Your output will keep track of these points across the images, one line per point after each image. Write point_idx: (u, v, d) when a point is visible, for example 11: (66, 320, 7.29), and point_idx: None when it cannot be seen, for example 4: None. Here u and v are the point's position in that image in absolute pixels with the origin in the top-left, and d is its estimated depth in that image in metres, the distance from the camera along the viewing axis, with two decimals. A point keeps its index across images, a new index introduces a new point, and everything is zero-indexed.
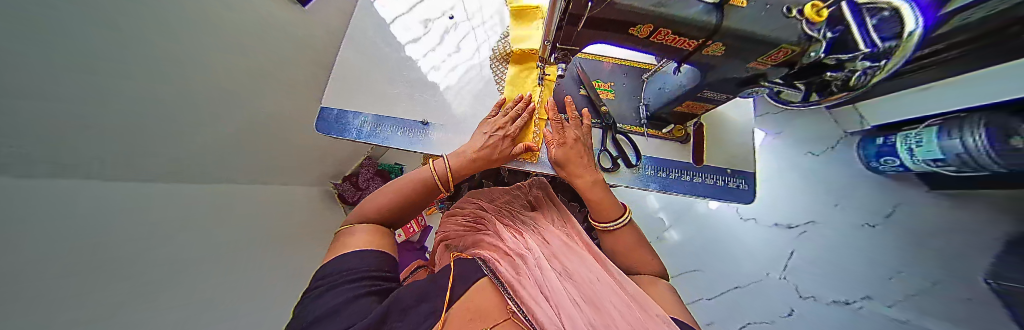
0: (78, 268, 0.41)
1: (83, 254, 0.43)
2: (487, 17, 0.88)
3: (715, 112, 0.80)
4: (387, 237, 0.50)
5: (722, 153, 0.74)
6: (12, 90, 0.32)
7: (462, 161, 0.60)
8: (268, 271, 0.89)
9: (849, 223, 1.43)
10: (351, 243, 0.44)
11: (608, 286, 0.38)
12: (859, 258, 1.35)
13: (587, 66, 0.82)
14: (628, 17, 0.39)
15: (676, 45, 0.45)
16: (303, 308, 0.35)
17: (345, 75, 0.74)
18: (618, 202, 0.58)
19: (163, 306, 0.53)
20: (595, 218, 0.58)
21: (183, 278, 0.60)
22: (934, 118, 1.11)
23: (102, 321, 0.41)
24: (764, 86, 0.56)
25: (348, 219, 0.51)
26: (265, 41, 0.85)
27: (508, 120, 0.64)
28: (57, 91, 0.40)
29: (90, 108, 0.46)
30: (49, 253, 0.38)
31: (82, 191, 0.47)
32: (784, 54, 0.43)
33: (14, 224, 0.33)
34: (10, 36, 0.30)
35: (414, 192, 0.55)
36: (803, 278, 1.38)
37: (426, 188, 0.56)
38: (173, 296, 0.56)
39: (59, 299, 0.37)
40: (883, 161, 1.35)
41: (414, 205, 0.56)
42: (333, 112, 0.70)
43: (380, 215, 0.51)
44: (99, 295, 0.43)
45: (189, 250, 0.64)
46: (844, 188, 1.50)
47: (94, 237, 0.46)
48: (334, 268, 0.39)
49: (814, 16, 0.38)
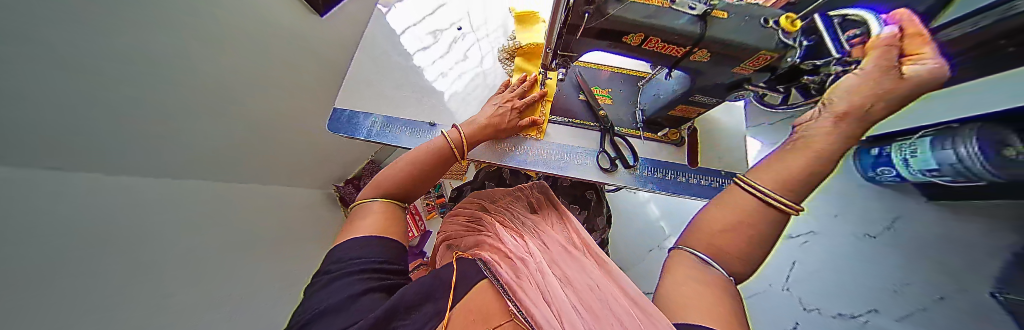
0: (44, 261, 0.41)
1: (39, 244, 0.41)
2: (492, 29, 0.94)
3: (707, 117, 0.83)
4: (399, 215, 0.52)
5: (718, 157, 0.77)
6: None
7: (473, 129, 0.63)
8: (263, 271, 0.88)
9: (850, 234, 1.42)
10: (360, 228, 0.45)
11: (605, 292, 0.39)
12: (861, 270, 1.33)
13: (586, 73, 0.86)
14: (623, 26, 0.43)
15: (665, 52, 0.48)
16: (311, 296, 0.36)
17: (357, 79, 0.79)
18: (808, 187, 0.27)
19: (145, 302, 0.52)
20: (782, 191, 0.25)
21: (171, 273, 0.59)
22: (928, 128, 1.14)
23: (71, 312, 0.41)
24: (750, 89, 0.58)
25: (362, 197, 0.52)
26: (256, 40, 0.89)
27: (515, 95, 0.68)
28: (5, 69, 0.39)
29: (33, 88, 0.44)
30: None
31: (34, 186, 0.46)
32: (764, 59, 0.46)
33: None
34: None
35: (426, 164, 0.56)
36: (808, 288, 1.34)
37: (440, 155, 0.58)
38: (158, 294, 0.55)
39: (17, 284, 0.36)
40: (880, 171, 1.37)
41: (426, 177, 0.56)
42: (345, 113, 0.73)
43: (395, 193, 0.53)
44: (61, 284, 0.41)
45: (172, 245, 0.63)
46: (842, 197, 1.51)
47: (60, 227, 0.46)
48: (343, 255, 0.40)
49: (789, 26, 0.42)
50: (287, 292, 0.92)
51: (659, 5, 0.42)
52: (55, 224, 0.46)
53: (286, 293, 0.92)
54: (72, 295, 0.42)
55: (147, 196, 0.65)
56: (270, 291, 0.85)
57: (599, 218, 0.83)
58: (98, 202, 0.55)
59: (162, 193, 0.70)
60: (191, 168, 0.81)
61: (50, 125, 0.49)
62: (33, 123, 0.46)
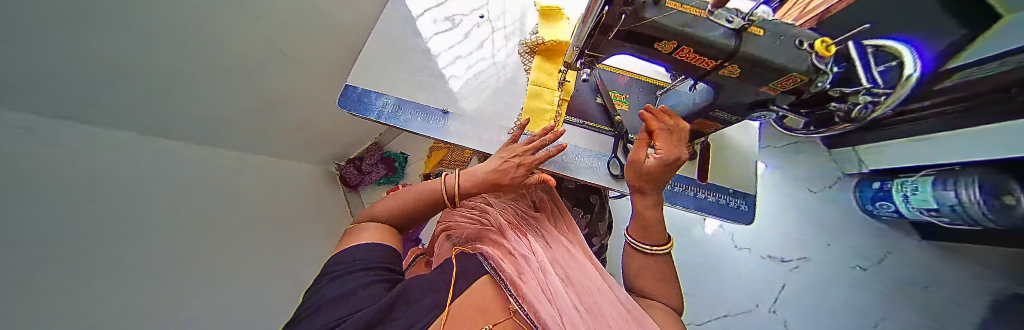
0: (59, 213, 0.41)
1: (55, 197, 0.41)
2: (510, 21, 0.92)
3: (721, 134, 0.83)
4: (397, 236, 0.53)
5: (726, 174, 0.77)
6: (16, 97, 0.40)
7: (472, 182, 0.55)
8: (260, 242, 0.88)
9: (840, 264, 1.43)
10: (361, 238, 0.46)
11: (606, 295, 0.39)
12: (845, 299, 1.35)
13: (604, 76, 0.85)
14: (656, 33, 0.42)
15: (695, 63, 0.48)
16: (311, 296, 0.36)
17: (372, 59, 0.78)
18: (664, 230, 0.49)
19: (143, 265, 0.52)
20: (643, 240, 0.48)
21: (167, 237, 0.59)
22: (931, 168, 1.14)
23: (73, 266, 0.40)
24: (772, 111, 0.57)
25: (360, 218, 0.53)
26: (296, 20, 0.89)
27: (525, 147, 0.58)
28: (44, 25, 0.39)
29: (73, 51, 0.45)
30: (24, 192, 0.36)
31: (54, 136, 0.46)
32: (793, 82, 0.46)
33: (56, 186, 0.42)
34: (22, 42, 0.37)
35: (420, 201, 0.53)
36: (792, 313, 1.36)
37: (433, 198, 0.53)
38: (154, 256, 0.54)
39: (31, 234, 0.36)
40: (878, 205, 1.38)
41: (422, 214, 0.55)
42: (358, 91, 0.73)
43: (391, 223, 0.53)
44: (74, 239, 0.42)
45: (168, 206, 0.62)
46: (838, 227, 1.52)
47: (76, 179, 0.46)
48: (343, 259, 0.40)
49: (823, 51, 0.42)
50: (282, 265, 0.92)
51: (695, 14, 0.41)
52: (73, 176, 0.46)
53: (286, 264, 0.93)
54: (81, 248, 0.42)
55: (154, 157, 0.65)
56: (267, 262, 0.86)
57: (601, 224, 0.84)
58: (111, 158, 0.55)
59: (167, 156, 0.69)
60: (199, 133, 0.80)
61: (79, 81, 0.49)
62: (62, 78, 0.46)
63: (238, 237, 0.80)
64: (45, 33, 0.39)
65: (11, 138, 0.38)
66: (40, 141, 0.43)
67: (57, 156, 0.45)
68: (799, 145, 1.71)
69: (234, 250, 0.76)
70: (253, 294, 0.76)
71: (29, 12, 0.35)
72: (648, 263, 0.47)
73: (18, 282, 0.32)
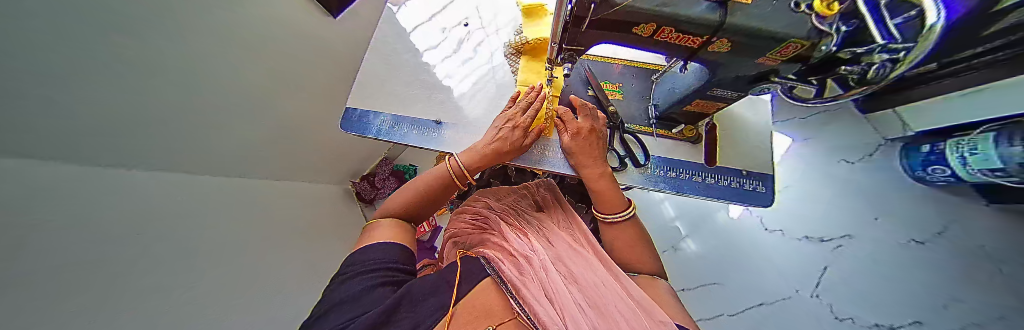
0: (121, 259, 0.44)
1: (112, 246, 0.44)
2: (502, 22, 0.93)
3: (728, 112, 0.78)
4: (409, 227, 0.54)
5: (740, 155, 0.72)
6: (51, 149, 0.41)
7: (473, 156, 0.61)
8: (308, 262, 0.95)
9: (893, 238, 1.30)
10: (377, 236, 0.46)
11: (613, 289, 0.37)
12: (903, 278, 1.23)
13: (595, 67, 0.83)
14: (634, 17, 0.41)
15: (680, 43, 0.46)
16: (331, 290, 0.37)
17: (368, 77, 0.81)
18: (623, 195, 0.56)
19: (206, 297, 0.56)
20: (599, 209, 0.57)
21: (221, 268, 0.63)
22: (989, 123, 1.01)
23: (154, 305, 0.45)
24: (777, 83, 0.54)
25: (376, 215, 0.54)
26: (300, 56, 0.95)
27: (517, 112, 0.64)
28: (87, 87, 0.41)
29: (124, 100, 0.48)
30: (88, 224, 0.42)
31: (118, 187, 0.50)
32: (794, 49, 0.42)
33: (115, 238, 0.45)
34: (63, 103, 0.39)
35: (435, 186, 0.58)
36: (839, 297, 1.24)
37: (443, 182, 0.58)
38: (212, 289, 0.58)
39: (93, 286, 0.39)
40: (931, 170, 1.24)
41: (434, 201, 0.58)
42: (357, 112, 0.75)
43: (403, 212, 0.54)
44: (131, 259, 0.46)
45: (222, 237, 0.68)
46: (883, 198, 1.37)
47: (139, 222, 0.50)
48: (357, 258, 0.41)
49: (824, 10, 0.38)
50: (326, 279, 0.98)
51: None
52: (135, 217, 0.50)
53: (327, 273, 1.00)
54: (157, 288, 0.47)
55: (206, 191, 0.71)
56: (307, 273, 0.92)
57: None
58: (176, 201, 0.61)
59: (218, 192, 0.75)
60: (243, 168, 0.87)
61: (128, 136, 0.52)
62: (120, 126, 0.49)
63: (284, 250, 0.88)
64: (86, 93, 0.41)
65: (44, 193, 0.38)
66: (90, 194, 0.45)
67: (112, 198, 0.48)
68: (830, 113, 1.56)
69: (276, 257, 0.83)
70: (291, 302, 0.80)
71: (67, 77, 0.38)
72: (617, 231, 0.54)
73: (52, 294, 0.33)
